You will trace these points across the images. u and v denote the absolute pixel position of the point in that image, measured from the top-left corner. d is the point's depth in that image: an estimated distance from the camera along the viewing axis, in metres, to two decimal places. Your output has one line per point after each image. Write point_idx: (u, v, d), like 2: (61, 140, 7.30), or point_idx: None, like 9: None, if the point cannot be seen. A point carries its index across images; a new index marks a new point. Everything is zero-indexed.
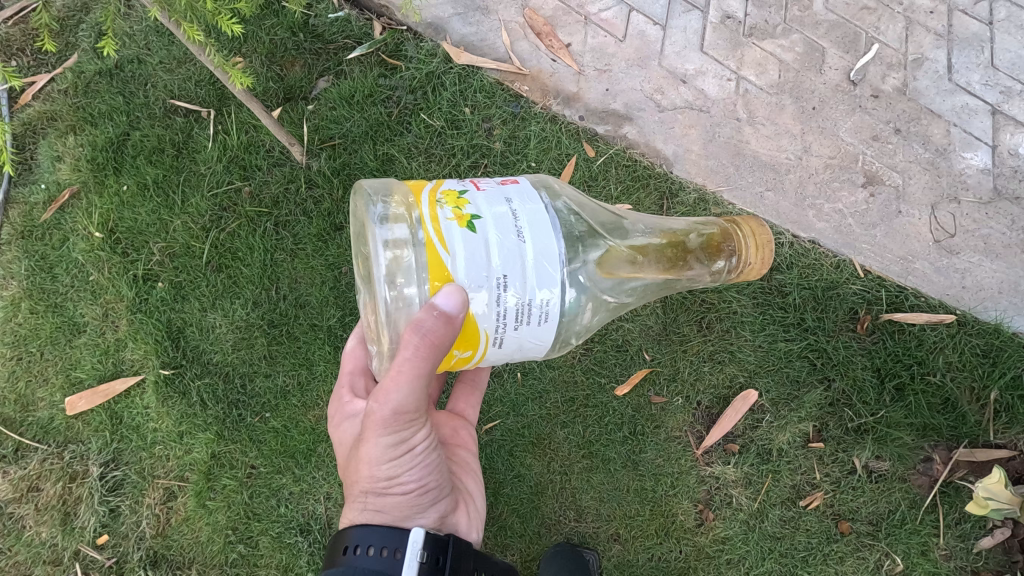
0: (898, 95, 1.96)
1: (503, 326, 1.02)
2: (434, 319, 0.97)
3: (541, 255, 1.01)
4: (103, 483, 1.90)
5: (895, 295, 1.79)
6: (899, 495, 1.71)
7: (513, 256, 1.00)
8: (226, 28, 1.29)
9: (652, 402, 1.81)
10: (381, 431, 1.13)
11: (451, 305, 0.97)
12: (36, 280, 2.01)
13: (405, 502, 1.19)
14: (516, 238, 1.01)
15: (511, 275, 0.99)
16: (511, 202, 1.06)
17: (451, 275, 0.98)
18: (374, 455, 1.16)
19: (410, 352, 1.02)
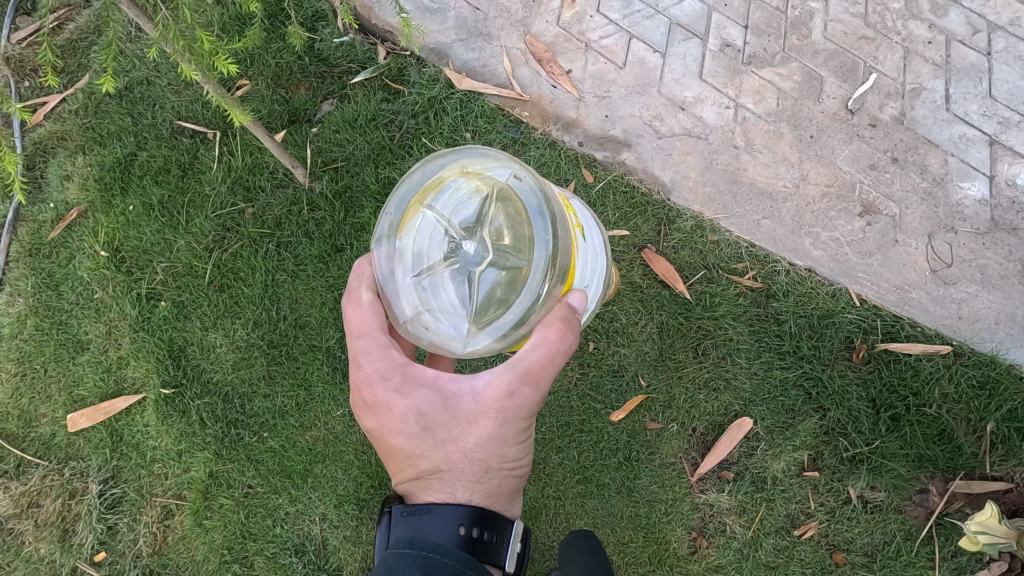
0: (896, 124, 1.97)
1: (580, 319, 1.28)
2: (572, 315, 1.20)
3: (596, 277, 1.37)
4: (102, 500, 1.92)
5: (891, 325, 1.79)
6: (894, 526, 1.70)
7: (592, 271, 1.29)
8: (225, 69, 1.36)
9: (648, 428, 1.82)
10: (513, 415, 1.20)
11: (580, 302, 1.22)
12: (43, 297, 2.05)
13: (514, 487, 1.27)
14: (592, 260, 1.33)
15: (592, 289, 1.27)
16: (588, 235, 1.33)
17: (577, 280, 1.23)
18: (495, 435, 1.21)
19: (558, 340, 1.17)
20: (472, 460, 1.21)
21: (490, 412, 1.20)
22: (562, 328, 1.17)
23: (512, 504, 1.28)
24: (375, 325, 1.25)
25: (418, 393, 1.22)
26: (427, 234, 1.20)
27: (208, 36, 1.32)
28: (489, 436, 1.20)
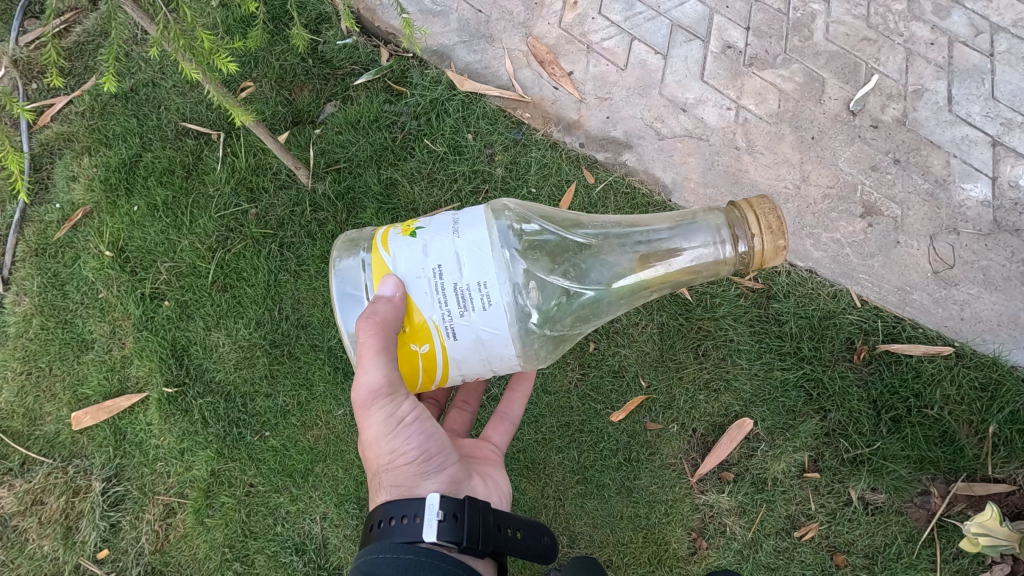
0: (898, 126, 1.97)
1: (449, 314, 1.11)
2: (382, 306, 1.12)
3: (474, 247, 1.12)
4: (105, 498, 1.93)
5: (892, 326, 1.78)
6: (895, 528, 1.70)
7: (446, 249, 1.14)
8: (224, 68, 1.34)
9: (648, 428, 1.82)
10: (369, 406, 1.19)
11: (393, 291, 1.13)
12: (48, 297, 2.07)
13: (410, 470, 1.23)
14: (453, 235, 1.15)
15: (448, 265, 1.12)
16: (456, 220, 1.17)
17: (392, 269, 1.15)
18: (376, 432, 1.23)
19: (375, 338, 1.11)
20: (375, 464, 1.27)
21: (358, 412, 1.22)
22: (373, 326, 1.10)
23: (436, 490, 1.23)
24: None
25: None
26: None
27: (209, 35, 1.30)
28: (371, 440, 1.24)
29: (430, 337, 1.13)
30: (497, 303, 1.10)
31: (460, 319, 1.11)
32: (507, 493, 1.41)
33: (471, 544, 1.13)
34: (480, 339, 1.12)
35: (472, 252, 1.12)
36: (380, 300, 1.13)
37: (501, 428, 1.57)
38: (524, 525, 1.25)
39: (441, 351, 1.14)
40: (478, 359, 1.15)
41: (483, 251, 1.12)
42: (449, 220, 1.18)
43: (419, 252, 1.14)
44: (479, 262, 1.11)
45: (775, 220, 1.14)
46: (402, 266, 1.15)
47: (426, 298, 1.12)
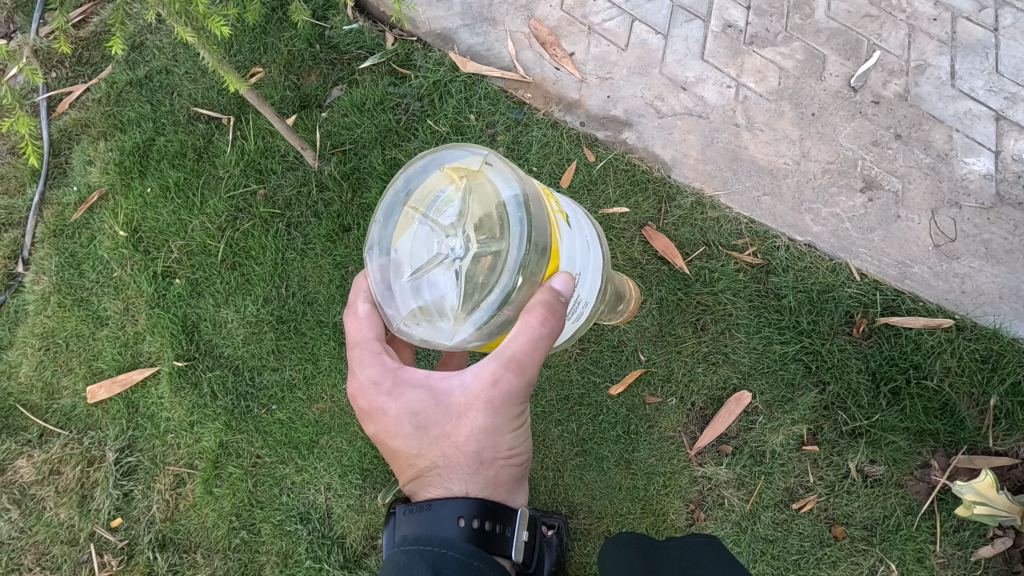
0: (899, 101, 1.97)
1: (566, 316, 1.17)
2: (554, 301, 1.07)
3: (593, 264, 1.22)
4: (118, 468, 1.99)
5: (891, 299, 1.77)
6: (894, 500, 1.69)
7: (585, 254, 1.18)
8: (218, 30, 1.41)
9: (646, 402, 1.84)
10: (508, 401, 1.18)
11: (566, 289, 1.09)
12: (66, 275, 2.14)
13: (505, 470, 1.25)
14: (586, 243, 1.21)
15: (584, 274, 1.18)
16: (576, 218, 1.25)
17: (562, 262, 1.09)
18: (492, 423, 1.20)
19: (541, 330, 1.08)
20: (468, 450, 1.20)
21: (482, 397, 1.18)
22: (549, 323, 1.08)
23: (516, 493, 1.29)
24: (370, 334, 1.28)
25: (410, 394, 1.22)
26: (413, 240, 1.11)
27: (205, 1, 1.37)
28: (481, 427, 1.19)
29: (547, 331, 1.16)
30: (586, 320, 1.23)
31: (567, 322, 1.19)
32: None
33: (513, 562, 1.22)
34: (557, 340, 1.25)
35: (593, 264, 1.21)
36: (553, 294, 1.07)
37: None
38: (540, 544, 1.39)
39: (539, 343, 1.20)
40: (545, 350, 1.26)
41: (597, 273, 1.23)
42: (572, 216, 1.23)
43: (583, 250, 1.18)
44: (594, 278, 1.22)
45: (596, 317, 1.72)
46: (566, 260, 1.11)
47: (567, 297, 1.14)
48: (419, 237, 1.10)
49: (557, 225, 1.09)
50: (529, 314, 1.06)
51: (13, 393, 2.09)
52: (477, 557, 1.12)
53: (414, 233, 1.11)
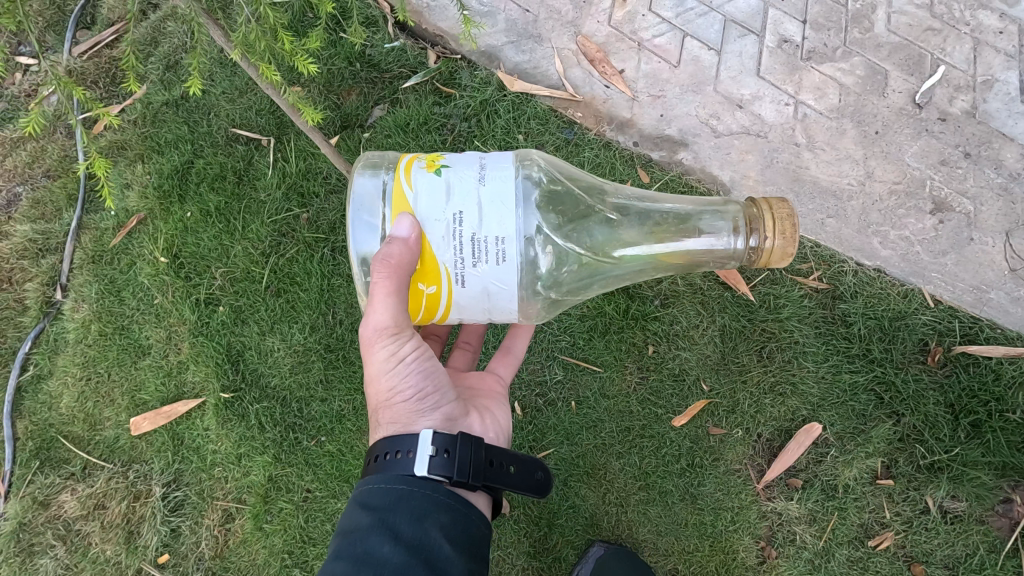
0: (967, 118, 1.90)
1: (462, 262, 1.11)
2: (397, 246, 1.11)
3: (493, 200, 1.12)
4: (166, 503, 1.95)
5: (969, 326, 1.74)
6: (976, 537, 1.65)
7: (470, 194, 1.13)
8: (304, 68, 1.32)
9: (711, 433, 1.79)
10: (373, 344, 1.19)
11: (410, 233, 1.11)
12: (105, 303, 2.07)
13: (408, 409, 1.23)
14: (478, 180, 1.14)
15: (468, 213, 1.11)
16: (483, 161, 1.18)
17: (411, 209, 1.13)
18: (378, 368, 1.22)
19: (383, 278, 1.11)
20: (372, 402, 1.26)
21: (363, 349, 1.23)
22: (386, 268, 1.10)
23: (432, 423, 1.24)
24: None
25: None
26: None
27: (291, 38, 1.28)
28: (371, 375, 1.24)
29: (439, 279, 1.13)
30: (511, 258, 1.10)
31: (473, 269, 1.11)
32: (502, 423, 1.42)
33: (463, 480, 1.14)
34: (485, 291, 1.13)
35: (495, 200, 1.11)
36: (393, 240, 1.12)
37: (505, 362, 1.60)
38: (517, 461, 1.26)
39: (447, 294, 1.14)
40: (483, 306, 1.16)
41: (503, 205, 1.11)
42: (475, 163, 1.17)
43: (457, 192, 1.13)
44: (501, 212, 1.11)
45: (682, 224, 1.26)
46: (422, 208, 1.13)
47: (442, 241, 1.11)
48: None
49: (400, 182, 1.16)
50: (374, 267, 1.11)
51: (53, 424, 2.04)
52: (396, 483, 1.12)
53: None
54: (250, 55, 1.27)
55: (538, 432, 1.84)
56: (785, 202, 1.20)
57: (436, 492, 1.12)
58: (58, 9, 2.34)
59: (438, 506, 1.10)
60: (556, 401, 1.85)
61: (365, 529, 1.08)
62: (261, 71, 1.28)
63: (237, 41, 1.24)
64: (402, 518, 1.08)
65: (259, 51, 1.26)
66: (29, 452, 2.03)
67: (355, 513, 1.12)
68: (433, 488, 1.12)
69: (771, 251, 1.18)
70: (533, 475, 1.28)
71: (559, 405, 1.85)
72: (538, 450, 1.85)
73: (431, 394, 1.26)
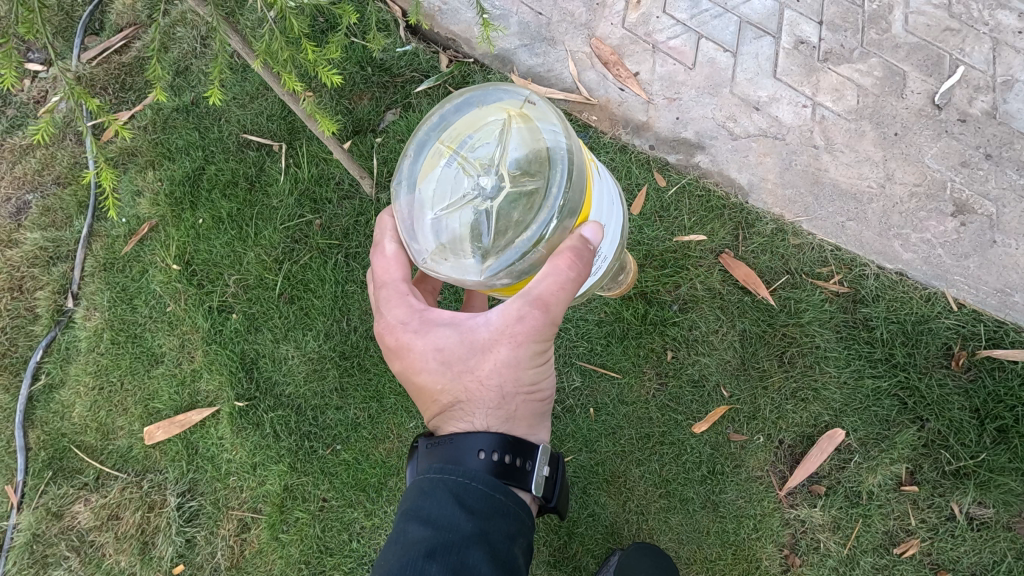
0: (987, 119, 1.88)
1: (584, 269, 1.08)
2: (587, 252, 1.02)
3: (617, 221, 1.14)
4: (181, 513, 1.94)
5: (994, 330, 1.72)
6: (1004, 544, 1.63)
7: (611, 211, 1.11)
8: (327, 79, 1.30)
9: (731, 439, 1.77)
10: (534, 338, 1.11)
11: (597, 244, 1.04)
12: (118, 311, 2.06)
13: (534, 409, 1.21)
14: (612, 201, 1.13)
15: (609, 229, 1.10)
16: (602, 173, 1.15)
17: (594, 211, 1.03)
18: (520, 359, 1.13)
19: (571, 275, 1.03)
20: (494, 386, 1.14)
21: (512, 332, 1.11)
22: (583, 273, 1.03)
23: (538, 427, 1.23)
24: (397, 275, 1.21)
25: (439, 331, 1.16)
26: (450, 178, 1.05)
27: (313, 47, 1.26)
28: (506, 362, 1.13)
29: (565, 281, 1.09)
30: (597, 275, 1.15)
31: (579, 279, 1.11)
32: None
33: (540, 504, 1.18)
34: None
35: (615, 222, 1.13)
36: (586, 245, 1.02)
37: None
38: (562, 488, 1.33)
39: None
40: None
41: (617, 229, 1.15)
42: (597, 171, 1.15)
43: (609, 204, 1.10)
44: (614, 235, 1.13)
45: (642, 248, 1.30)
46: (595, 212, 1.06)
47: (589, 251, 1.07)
48: (449, 176, 1.05)
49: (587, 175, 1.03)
50: (558, 258, 1.02)
51: (65, 433, 2.03)
52: (498, 492, 1.09)
53: (442, 173, 1.06)
54: (272, 65, 1.25)
55: (557, 440, 1.83)
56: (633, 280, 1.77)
57: (523, 513, 1.12)
58: (67, 16, 2.34)
59: (523, 526, 1.11)
60: (574, 407, 1.84)
61: (468, 537, 1.02)
62: (284, 82, 1.26)
63: (259, 51, 1.23)
64: (499, 532, 1.06)
65: (282, 62, 1.25)
66: (42, 462, 2.01)
67: (450, 510, 1.05)
68: (523, 509, 1.12)
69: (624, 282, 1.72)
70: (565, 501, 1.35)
71: (577, 411, 1.83)
72: None
73: (542, 392, 1.23)
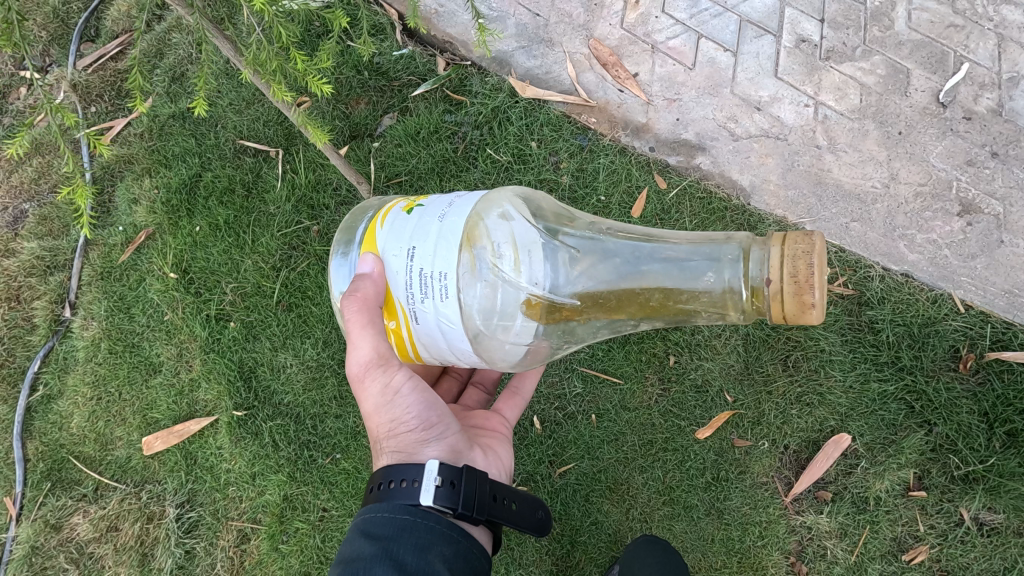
0: (992, 116, 1.85)
1: (411, 297, 1.09)
2: (361, 284, 1.13)
3: (443, 235, 1.08)
4: (180, 524, 1.92)
5: (1001, 332, 1.70)
6: (1015, 550, 1.62)
7: (427, 229, 1.10)
8: (316, 89, 1.29)
9: (736, 445, 1.75)
10: (366, 377, 1.19)
11: (371, 270, 1.13)
12: (115, 320, 2.04)
13: (413, 437, 1.21)
14: (438, 219, 1.11)
15: (420, 247, 1.09)
16: (454, 201, 1.14)
17: (374, 247, 1.15)
18: (374, 403, 1.22)
19: (355, 313, 1.13)
20: (373, 435, 1.25)
21: (356, 385, 1.22)
22: (355, 303, 1.12)
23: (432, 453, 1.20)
24: None
25: None
26: None
27: (303, 57, 1.25)
28: (370, 409, 1.24)
29: (398, 315, 1.13)
30: (451, 296, 1.05)
31: (422, 305, 1.08)
32: (505, 461, 1.39)
33: (466, 512, 1.11)
34: (435, 328, 1.09)
35: (444, 236, 1.08)
36: (362, 278, 1.14)
37: (513, 403, 1.53)
38: (519, 497, 1.22)
39: (406, 329, 1.14)
40: (441, 345, 1.12)
41: (455, 241, 1.06)
42: (447, 202, 1.15)
43: (411, 230, 1.12)
44: (448, 249, 1.06)
45: (805, 269, 0.97)
46: (382, 245, 1.14)
47: (396, 277, 1.11)
48: None
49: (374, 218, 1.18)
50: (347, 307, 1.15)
51: (64, 444, 2.01)
52: (403, 513, 1.08)
53: None
54: (260, 75, 1.25)
55: (558, 447, 1.81)
56: (801, 236, 1.00)
57: (440, 524, 1.08)
58: (62, 23, 2.32)
59: (443, 538, 1.07)
60: (575, 414, 1.81)
61: (370, 559, 1.04)
62: (272, 93, 1.26)
63: (248, 62, 1.23)
64: (406, 547, 1.05)
65: (270, 71, 1.24)
66: (40, 474, 2.00)
67: (358, 542, 1.08)
68: (438, 520, 1.08)
69: (776, 297, 0.99)
70: (536, 514, 1.23)
71: (578, 418, 1.81)
72: (557, 466, 1.81)
73: (418, 420, 1.23)
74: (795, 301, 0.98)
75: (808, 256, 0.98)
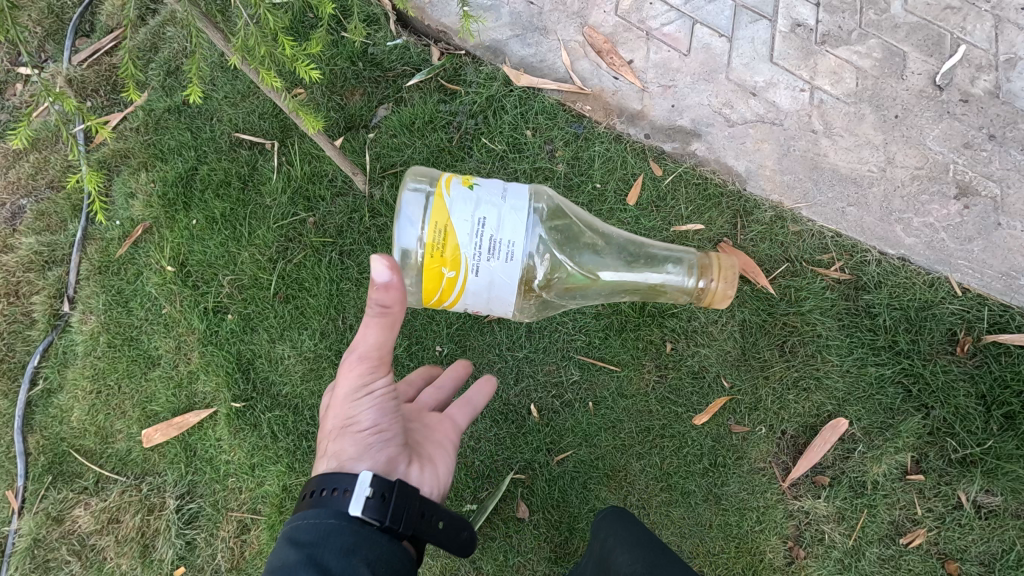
0: (989, 99, 1.84)
1: (478, 257, 1.22)
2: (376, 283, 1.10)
3: (508, 210, 1.24)
4: (180, 516, 1.93)
5: (998, 315, 1.70)
6: (1012, 532, 1.62)
7: (495, 205, 1.24)
8: (305, 75, 1.27)
9: (733, 431, 1.76)
10: (349, 368, 1.21)
11: (389, 273, 1.07)
12: (114, 313, 2.05)
13: (360, 442, 1.20)
14: (499, 197, 1.25)
15: (489, 218, 1.23)
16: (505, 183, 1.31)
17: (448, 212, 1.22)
18: (343, 393, 1.23)
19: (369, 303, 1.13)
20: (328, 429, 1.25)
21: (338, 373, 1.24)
22: (375, 304, 1.12)
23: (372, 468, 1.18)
24: None
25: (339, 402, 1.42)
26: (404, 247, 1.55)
27: (290, 41, 1.23)
28: (339, 399, 1.24)
29: (458, 266, 1.21)
30: (518, 260, 1.22)
31: (487, 263, 1.21)
32: (446, 478, 1.32)
33: (392, 525, 1.10)
34: (491, 283, 1.24)
35: (513, 213, 1.24)
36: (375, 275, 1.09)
37: (464, 409, 1.45)
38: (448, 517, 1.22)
39: (463, 280, 1.22)
40: (484, 299, 1.27)
41: (522, 219, 1.24)
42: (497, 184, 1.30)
43: (476, 201, 1.23)
44: (517, 226, 1.23)
45: (732, 271, 1.38)
46: (452, 211, 1.22)
47: (464, 237, 1.20)
48: None
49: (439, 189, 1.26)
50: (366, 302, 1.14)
51: (65, 438, 2.02)
52: (330, 518, 1.08)
53: None
54: (249, 62, 1.23)
55: (555, 435, 1.82)
56: (731, 257, 1.40)
57: (364, 529, 1.08)
58: (57, 18, 2.31)
59: (368, 541, 1.06)
60: (572, 401, 1.82)
61: (292, 563, 1.02)
62: (262, 78, 1.24)
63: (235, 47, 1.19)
64: (330, 552, 1.03)
65: (258, 57, 1.22)
66: (42, 467, 2.00)
67: (285, 549, 1.05)
68: (362, 526, 1.08)
69: (716, 290, 1.38)
70: (462, 535, 1.22)
71: (576, 405, 1.82)
72: (555, 453, 1.82)
73: (371, 425, 1.22)
74: (723, 295, 1.38)
75: (735, 267, 1.40)
